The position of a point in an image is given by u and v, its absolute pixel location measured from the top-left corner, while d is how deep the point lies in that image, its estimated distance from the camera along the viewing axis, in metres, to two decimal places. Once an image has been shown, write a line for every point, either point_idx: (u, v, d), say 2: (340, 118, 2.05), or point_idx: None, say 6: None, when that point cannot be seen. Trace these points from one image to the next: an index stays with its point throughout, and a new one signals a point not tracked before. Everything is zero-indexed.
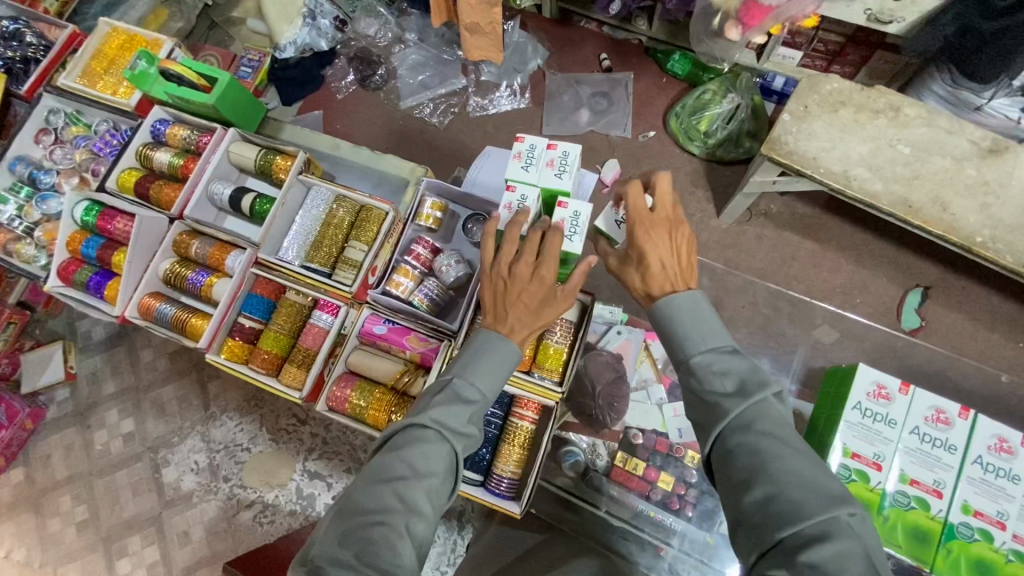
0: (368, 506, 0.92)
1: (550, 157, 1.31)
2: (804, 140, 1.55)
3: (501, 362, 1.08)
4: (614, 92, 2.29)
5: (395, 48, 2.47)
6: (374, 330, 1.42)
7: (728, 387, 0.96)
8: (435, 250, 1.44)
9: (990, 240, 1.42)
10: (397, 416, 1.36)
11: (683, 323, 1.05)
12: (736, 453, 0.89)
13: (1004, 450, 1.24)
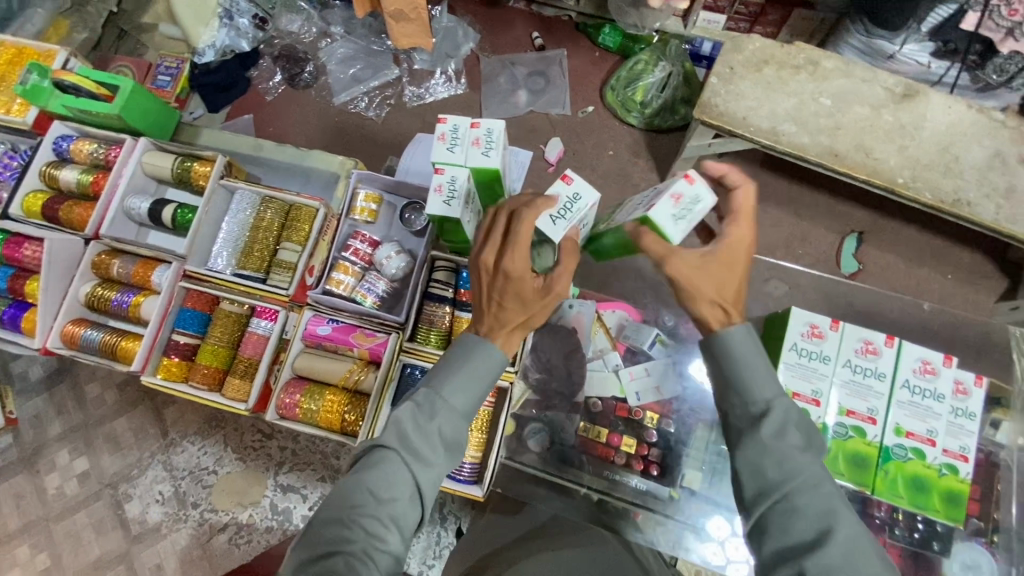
0: (330, 537, 0.92)
1: (475, 136, 1.24)
2: (734, 101, 1.59)
3: (476, 373, 1.03)
4: (549, 71, 2.29)
5: (321, 42, 2.39)
6: (319, 331, 1.41)
7: (799, 442, 0.93)
8: (373, 243, 1.47)
9: (911, 180, 1.50)
10: (350, 412, 1.36)
11: (749, 370, 0.98)
12: (802, 509, 0.88)
13: (929, 372, 1.31)
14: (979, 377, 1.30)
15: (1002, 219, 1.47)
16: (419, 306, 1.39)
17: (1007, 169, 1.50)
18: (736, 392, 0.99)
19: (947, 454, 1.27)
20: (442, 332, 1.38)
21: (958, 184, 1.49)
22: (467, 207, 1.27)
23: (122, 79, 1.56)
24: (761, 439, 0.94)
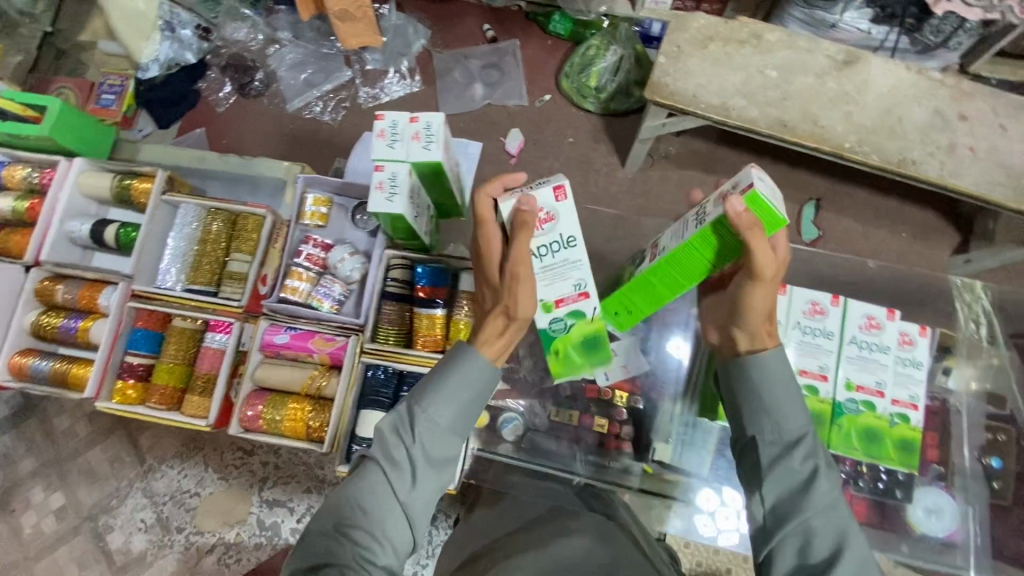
0: (319, 556, 0.89)
1: (415, 130, 1.25)
2: (683, 80, 1.60)
3: (464, 387, 1.01)
4: (503, 62, 2.28)
5: (270, 48, 2.34)
6: (276, 340, 1.39)
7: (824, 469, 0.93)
8: (327, 247, 1.47)
9: (857, 144, 1.54)
10: (314, 417, 1.35)
11: (785, 403, 0.99)
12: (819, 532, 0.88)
13: (874, 326, 1.27)
14: (923, 327, 1.27)
15: (947, 174, 1.52)
16: (376, 305, 1.40)
17: (948, 126, 1.55)
18: (767, 418, 0.99)
19: (898, 405, 1.24)
20: (400, 328, 1.38)
21: (903, 145, 1.54)
22: (412, 203, 1.27)
23: (50, 99, 1.52)
24: (785, 464, 0.94)
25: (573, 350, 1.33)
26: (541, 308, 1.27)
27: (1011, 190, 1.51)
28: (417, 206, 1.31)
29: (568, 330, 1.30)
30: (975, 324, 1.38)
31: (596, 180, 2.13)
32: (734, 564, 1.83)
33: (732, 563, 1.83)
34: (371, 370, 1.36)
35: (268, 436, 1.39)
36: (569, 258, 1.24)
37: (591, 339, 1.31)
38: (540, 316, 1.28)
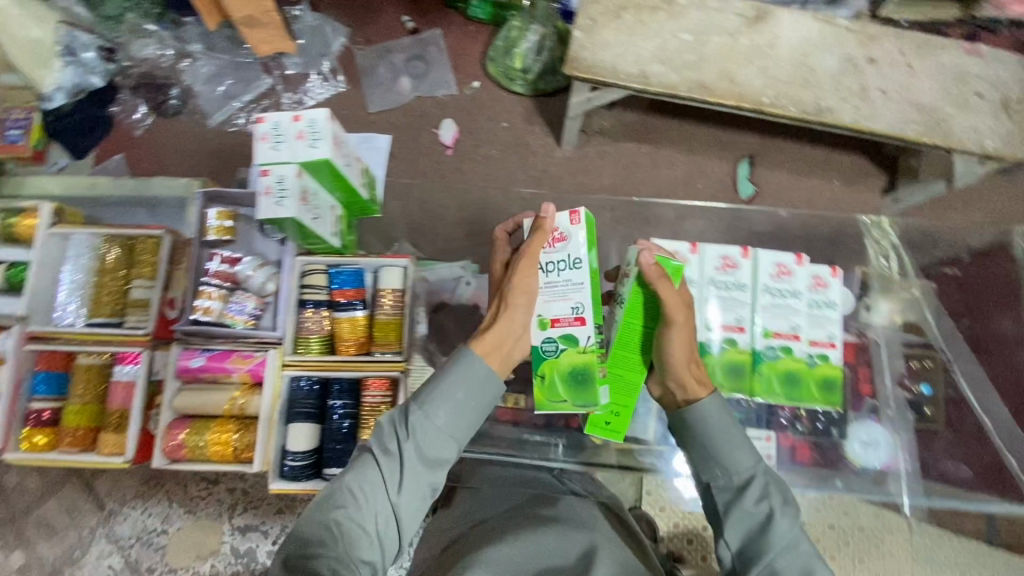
0: (311, 537, 0.97)
1: (298, 129, 1.18)
2: (601, 52, 1.60)
3: (454, 392, 1.08)
4: (428, 53, 2.23)
5: (181, 62, 2.21)
6: (191, 364, 1.33)
7: (779, 501, 1.04)
8: (235, 261, 1.36)
9: (776, 98, 1.57)
10: (239, 438, 1.32)
11: (733, 442, 1.08)
12: (782, 564, 0.99)
13: (784, 273, 1.26)
14: (834, 269, 1.27)
15: (862, 118, 1.56)
16: (296, 315, 1.36)
17: (858, 71, 1.59)
18: (720, 464, 1.08)
19: (816, 346, 1.23)
20: (322, 336, 1.36)
21: (818, 94, 1.57)
22: (307, 206, 1.21)
23: None
24: (744, 507, 1.04)
25: (560, 379, 1.20)
26: (536, 325, 1.21)
27: (924, 126, 1.56)
28: (314, 209, 1.24)
29: (558, 355, 1.20)
30: (886, 259, 1.40)
31: (535, 163, 2.12)
32: (709, 520, 1.88)
33: (707, 520, 1.87)
34: (295, 383, 1.35)
35: (192, 462, 1.34)
36: (571, 281, 1.19)
37: (581, 370, 1.19)
38: (534, 333, 1.21)
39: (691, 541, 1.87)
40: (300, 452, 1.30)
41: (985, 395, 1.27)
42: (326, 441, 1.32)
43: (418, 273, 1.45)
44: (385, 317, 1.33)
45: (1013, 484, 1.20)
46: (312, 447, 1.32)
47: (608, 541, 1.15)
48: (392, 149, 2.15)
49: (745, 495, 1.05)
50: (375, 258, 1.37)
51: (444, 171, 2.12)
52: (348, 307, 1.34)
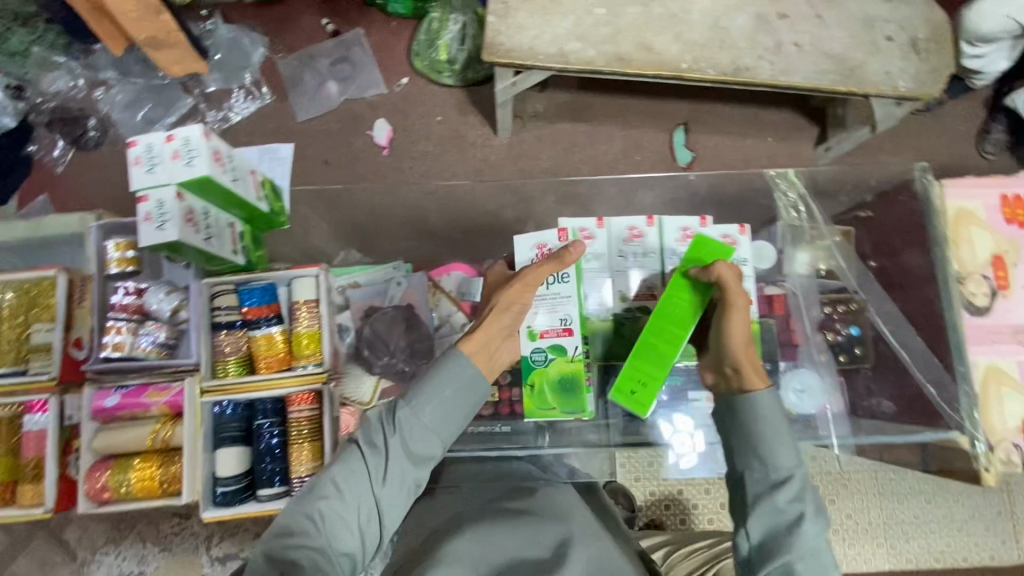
0: (292, 527, 0.93)
1: (173, 149, 1.13)
2: (516, 35, 1.58)
3: (447, 390, 1.03)
4: (352, 54, 2.17)
5: (95, 92, 2.12)
6: (106, 403, 1.23)
7: (807, 505, 0.94)
8: (140, 292, 1.29)
9: (694, 63, 1.58)
10: (165, 470, 1.22)
11: (780, 435, 0.98)
12: (798, 562, 0.90)
13: (689, 236, 1.30)
14: (742, 226, 1.24)
15: (778, 73, 1.58)
16: (210, 340, 1.28)
17: (771, 27, 1.61)
18: (757, 454, 0.99)
19: None
20: (240, 356, 1.28)
21: (734, 54, 1.59)
22: (194, 227, 1.16)
23: None
24: (767, 500, 0.95)
25: (549, 388, 1.27)
26: (525, 335, 1.26)
27: (839, 75, 1.59)
28: (205, 229, 1.19)
29: (548, 364, 1.27)
30: (795, 211, 1.32)
31: (473, 154, 2.09)
32: (684, 485, 1.88)
33: (682, 484, 1.88)
34: (218, 409, 1.27)
35: (122, 503, 1.24)
36: (562, 291, 1.26)
37: (569, 379, 1.26)
38: (523, 343, 1.26)
39: (669, 506, 1.88)
40: (232, 477, 1.24)
41: (900, 331, 1.24)
42: (256, 462, 1.25)
43: (351, 280, 1.39)
44: (305, 330, 1.28)
45: (937, 415, 1.19)
46: (243, 470, 1.25)
47: (582, 529, 1.09)
48: (328, 156, 2.10)
49: (777, 492, 0.95)
50: (287, 270, 1.30)
51: (382, 172, 2.08)
52: (265, 323, 1.27)
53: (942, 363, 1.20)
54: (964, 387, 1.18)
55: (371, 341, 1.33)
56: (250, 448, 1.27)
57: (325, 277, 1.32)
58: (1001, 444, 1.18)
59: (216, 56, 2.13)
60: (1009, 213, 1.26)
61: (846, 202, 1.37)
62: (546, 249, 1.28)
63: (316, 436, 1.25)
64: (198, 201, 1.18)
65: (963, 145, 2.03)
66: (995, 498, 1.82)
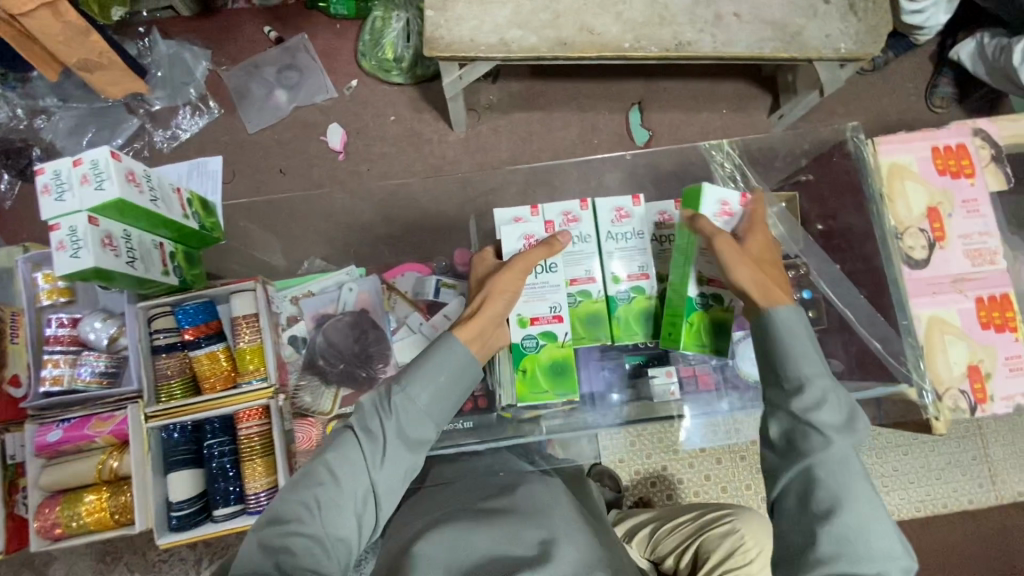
0: (283, 514, 0.80)
1: (81, 173, 1.02)
2: (456, 27, 1.56)
3: (443, 365, 0.91)
4: (298, 61, 2.11)
5: (36, 121, 2.03)
6: (49, 439, 1.16)
7: (836, 421, 0.80)
8: (77, 320, 1.22)
9: (636, 42, 1.58)
10: (115, 501, 1.15)
11: (803, 346, 0.85)
12: (823, 483, 0.76)
13: (624, 218, 1.11)
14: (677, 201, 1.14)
15: (720, 45, 1.58)
16: (151, 365, 1.19)
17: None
18: (776, 366, 0.85)
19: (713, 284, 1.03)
20: (183, 378, 1.20)
21: (675, 29, 1.59)
22: (114, 251, 1.06)
23: None
24: (797, 414, 0.81)
25: (542, 371, 1.07)
26: (514, 323, 1.07)
27: (780, 42, 1.59)
28: (128, 253, 1.09)
29: (540, 350, 1.07)
30: (732, 182, 1.22)
31: (431, 151, 2.06)
32: (669, 459, 1.73)
33: (666, 459, 1.73)
34: (165, 433, 1.18)
35: (76, 537, 1.18)
36: (550, 280, 1.08)
37: (562, 363, 1.07)
38: (512, 329, 1.07)
39: (654, 484, 1.72)
40: (186, 501, 1.16)
41: (841, 290, 1.12)
42: (210, 483, 1.18)
43: (304, 288, 1.37)
44: (247, 345, 1.21)
45: (885, 369, 1.07)
46: (196, 494, 1.17)
47: (565, 522, 0.97)
48: (283, 165, 2.05)
49: (800, 409, 0.81)
50: (223, 286, 1.23)
51: (339, 177, 2.03)
52: (204, 343, 1.20)
53: (884, 318, 1.09)
54: (908, 339, 1.07)
55: (322, 350, 1.30)
56: (203, 470, 1.19)
57: (264, 290, 1.24)
58: (947, 393, 1.06)
59: (157, 73, 2.05)
60: (942, 164, 1.12)
61: (783, 171, 1.27)
62: (534, 241, 1.09)
63: (269, 451, 1.19)
64: (120, 226, 1.09)
65: (913, 102, 2.01)
66: (970, 443, 1.78)
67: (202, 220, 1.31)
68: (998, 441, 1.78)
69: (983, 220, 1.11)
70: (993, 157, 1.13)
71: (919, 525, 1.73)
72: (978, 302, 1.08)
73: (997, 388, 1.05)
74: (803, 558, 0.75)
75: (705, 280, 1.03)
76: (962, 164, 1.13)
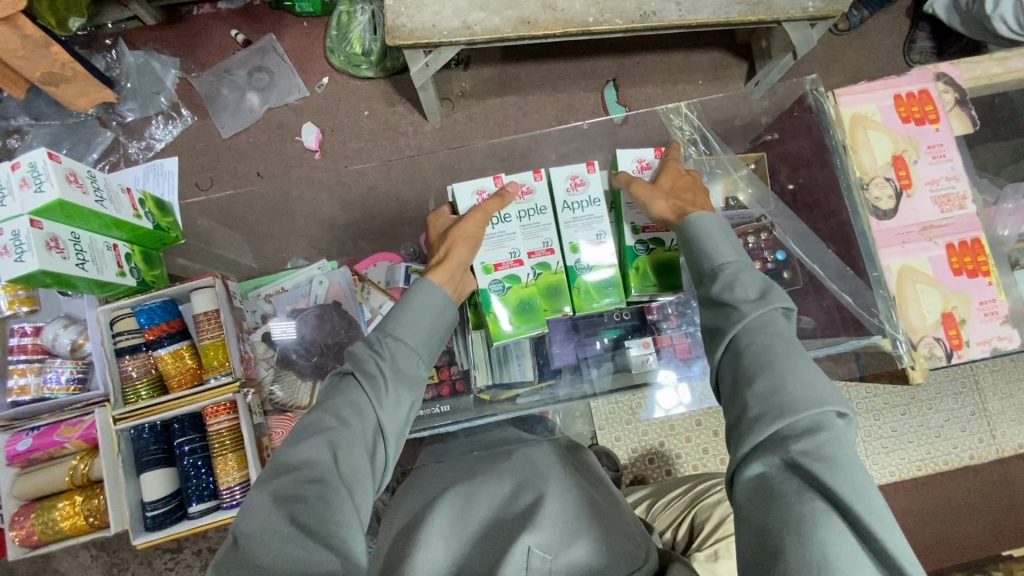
0: (294, 462, 0.74)
1: (21, 178, 1.02)
2: (417, 14, 1.54)
3: (429, 306, 0.92)
4: (269, 62, 2.00)
5: (10, 141, 1.92)
6: (20, 447, 1.17)
7: (750, 294, 0.82)
8: (38, 329, 1.23)
9: (600, 16, 1.55)
10: (87, 505, 1.15)
11: (712, 237, 0.90)
12: (746, 351, 0.77)
13: (579, 186, 1.08)
14: (656, 148, 1.09)
15: (686, 13, 1.56)
16: (116, 368, 1.19)
17: None
18: (696, 260, 0.90)
19: (649, 232, 1.07)
20: (149, 378, 1.19)
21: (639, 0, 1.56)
22: (61, 254, 1.05)
23: None
24: (714, 298, 0.85)
25: (513, 311, 1.04)
26: (479, 271, 1.04)
27: (746, 5, 1.56)
28: (77, 255, 1.08)
29: (505, 295, 1.05)
30: (694, 146, 1.19)
31: (406, 143, 1.96)
32: (666, 435, 1.65)
33: (662, 434, 1.64)
34: (135, 433, 1.17)
35: (54, 543, 1.19)
36: (506, 230, 1.06)
37: (529, 304, 1.05)
38: (478, 277, 1.04)
39: (651, 460, 1.64)
40: (160, 500, 1.15)
41: (809, 247, 1.12)
42: (183, 481, 1.17)
43: (278, 285, 1.39)
44: (210, 341, 1.20)
45: (858, 323, 1.07)
46: (170, 492, 1.17)
47: (561, 485, 0.95)
48: (260, 168, 1.95)
49: (719, 292, 0.84)
50: (182, 284, 1.22)
51: (309, 176, 1.93)
52: (166, 341, 1.19)
53: (855, 272, 1.08)
54: (880, 291, 1.06)
55: (296, 344, 1.31)
56: (176, 468, 1.19)
57: (224, 285, 1.24)
58: (922, 341, 1.05)
59: (127, 84, 1.96)
60: (907, 111, 1.11)
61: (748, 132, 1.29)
62: (487, 195, 1.07)
63: (240, 444, 1.18)
64: (66, 230, 1.08)
65: (892, 61, 1.93)
66: (968, 399, 1.74)
67: (157, 220, 1.30)
68: (997, 394, 1.74)
69: (950, 164, 1.09)
70: (957, 101, 1.12)
71: (919, 485, 1.71)
72: (950, 248, 1.06)
73: (973, 333, 1.04)
74: (739, 427, 0.73)
75: (640, 229, 1.07)
76: (927, 110, 1.11)
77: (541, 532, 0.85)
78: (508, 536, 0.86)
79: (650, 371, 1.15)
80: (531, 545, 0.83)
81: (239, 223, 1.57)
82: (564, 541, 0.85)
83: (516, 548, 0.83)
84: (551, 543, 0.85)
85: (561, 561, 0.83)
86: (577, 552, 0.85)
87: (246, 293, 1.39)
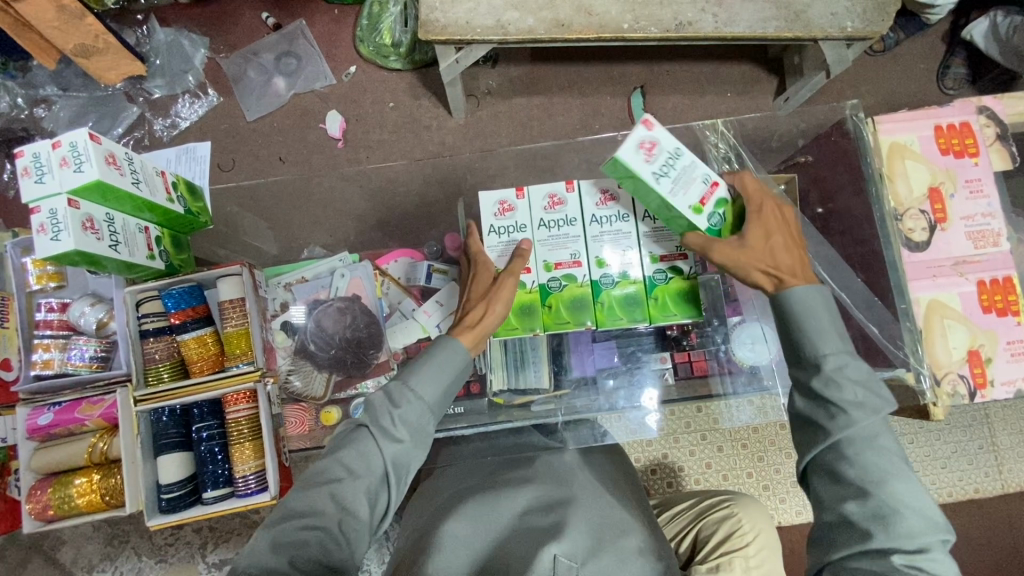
0: (298, 509, 0.77)
1: (60, 157, 1.03)
2: (452, 9, 1.53)
3: (447, 365, 0.89)
4: (297, 47, 2.00)
5: (37, 110, 1.92)
6: (40, 422, 1.18)
7: (859, 395, 0.76)
8: (66, 305, 1.25)
9: (635, 23, 1.54)
10: (103, 483, 1.16)
11: (814, 324, 0.81)
12: (850, 462, 0.73)
13: (609, 200, 1.07)
14: None
15: (722, 25, 1.54)
16: (139, 349, 1.20)
17: None
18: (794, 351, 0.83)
19: (666, 259, 1.06)
20: (172, 361, 1.20)
21: (676, 9, 1.54)
22: (96, 235, 1.06)
23: None
24: (817, 394, 0.78)
25: (565, 306, 1.05)
26: (540, 266, 1.05)
27: (784, 21, 1.54)
28: (111, 236, 1.09)
29: (563, 290, 1.05)
30: (727, 164, 1.15)
31: (430, 137, 1.95)
32: (669, 447, 1.63)
33: (666, 446, 1.63)
34: (155, 416, 1.18)
35: (68, 519, 1.20)
36: (520, 238, 1.07)
37: (583, 302, 1.05)
38: (537, 272, 1.05)
39: (654, 472, 1.63)
40: (174, 484, 1.17)
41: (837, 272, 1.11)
42: (199, 466, 1.18)
43: (298, 274, 1.40)
44: (234, 329, 1.21)
45: (882, 355, 1.07)
46: (185, 476, 1.18)
47: (585, 496, 0.94)
48: (282, 153, 1.95)
49: (821, 389, 0.78)
50: (209, 270, 1.23)
51: (331, 165, 1.93)
52: (190, 326, 1.20)
53: (883, 302, 1.07)
54: (907, 323, 1.06)
55: (315, 332, 1.32)
56: (192, 452, 1.20)
57: (250, 274, 1.25)
58: (946, 378, 1.07)
59: (156, 60, 1.96)
60: (946, 143, 1.12)
61: (780, 153, 1.26)
62: (558, 199, 1.07)
63: (257, 433, 1.20)
64: (100, 209, 1.09)
65: (925, 86, 1.90)
66: (977, 432, 1.72)
67: (187, 204, 1.31)
68: (1008, 430, 1.72)
69: (987, 200, 1.10)
70: (998, 135, 1.13)
71: None
72: (980, 285, 1.08)
73: (998, 373, 1.06)
74: (836, 532, 0.73)
75: (657, 257, 1.06)
76: (967, 143, 1.12)
77: (568, 540, 0.84)
78: (533, 540, 0.84)
79: (664, 384, 1.18)
80: (557, 553, 0.82)
81: (261, 208, 1.57)
82: (592, 550, 0.85)
83: (542, 554, 0.81)
84: (577, 551, 0.84)
85: (588, 567, 0.83)
86: (603, 562, 0.84)
87: (267, 280, 1.38)
